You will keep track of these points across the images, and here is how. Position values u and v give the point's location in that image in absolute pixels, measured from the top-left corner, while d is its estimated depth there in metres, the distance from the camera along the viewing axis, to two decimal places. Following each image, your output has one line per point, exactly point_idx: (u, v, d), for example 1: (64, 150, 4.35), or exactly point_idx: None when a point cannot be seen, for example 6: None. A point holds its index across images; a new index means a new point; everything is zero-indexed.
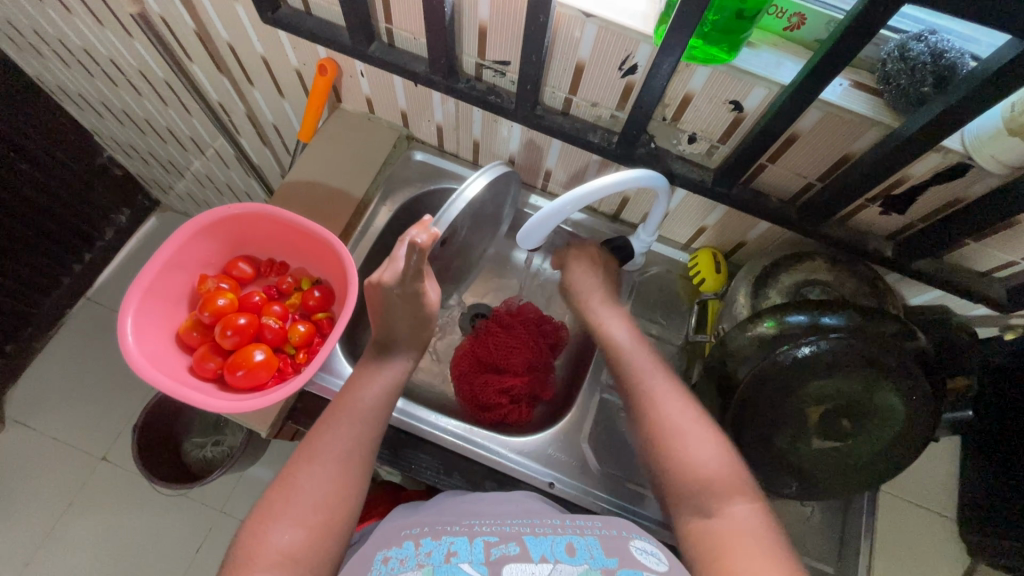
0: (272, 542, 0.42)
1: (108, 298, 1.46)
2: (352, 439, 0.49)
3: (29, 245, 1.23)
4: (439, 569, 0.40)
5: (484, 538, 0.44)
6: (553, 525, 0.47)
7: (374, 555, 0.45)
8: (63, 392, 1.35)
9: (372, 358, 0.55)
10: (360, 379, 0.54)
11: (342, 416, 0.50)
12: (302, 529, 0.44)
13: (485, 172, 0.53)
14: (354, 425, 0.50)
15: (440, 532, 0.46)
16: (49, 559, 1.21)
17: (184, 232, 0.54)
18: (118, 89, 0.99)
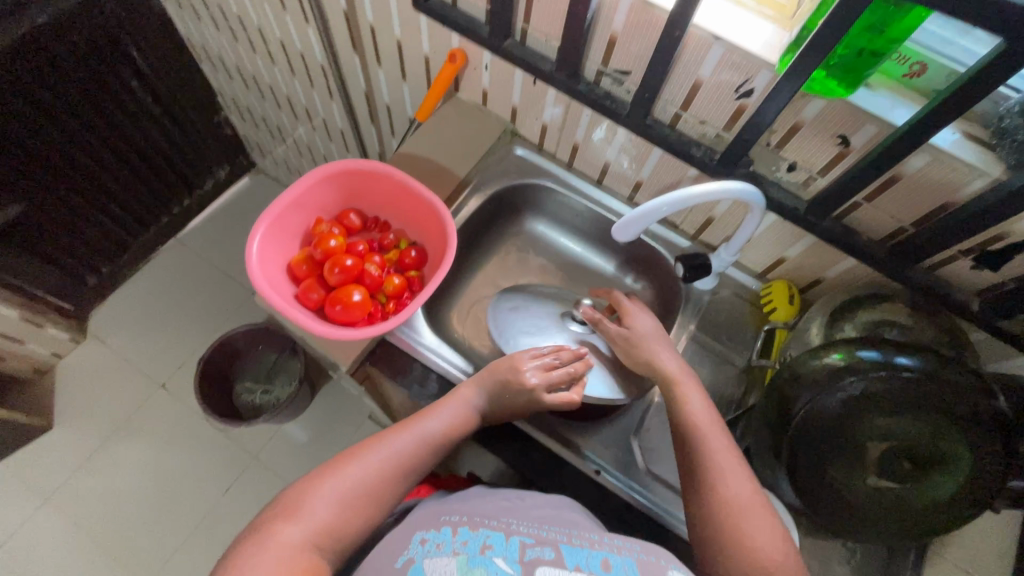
0: (313, 510, 0.46)
1: (195, 242, 1.58)
2: (413, 452, 0.54)
3: (143, 180, 1.36)
4: (473, 558, 0.42)
5: (519, 537, 0.46)
6: (589, 539, 0.48)
7: (412, 534, 0.47)
8: (141, 318, 1.47)
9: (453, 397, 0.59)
10: (433, 407, 0.58)
11: (410, 430, 0.55)
12: (341, 508, 0.48)
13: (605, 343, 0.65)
14: (416, 445, 0.54)
15: (478, 524, 0.49)
16: (98, 466, 1.30)
17: (313, 176, 0.61)
18: (254, 55, 1.10)
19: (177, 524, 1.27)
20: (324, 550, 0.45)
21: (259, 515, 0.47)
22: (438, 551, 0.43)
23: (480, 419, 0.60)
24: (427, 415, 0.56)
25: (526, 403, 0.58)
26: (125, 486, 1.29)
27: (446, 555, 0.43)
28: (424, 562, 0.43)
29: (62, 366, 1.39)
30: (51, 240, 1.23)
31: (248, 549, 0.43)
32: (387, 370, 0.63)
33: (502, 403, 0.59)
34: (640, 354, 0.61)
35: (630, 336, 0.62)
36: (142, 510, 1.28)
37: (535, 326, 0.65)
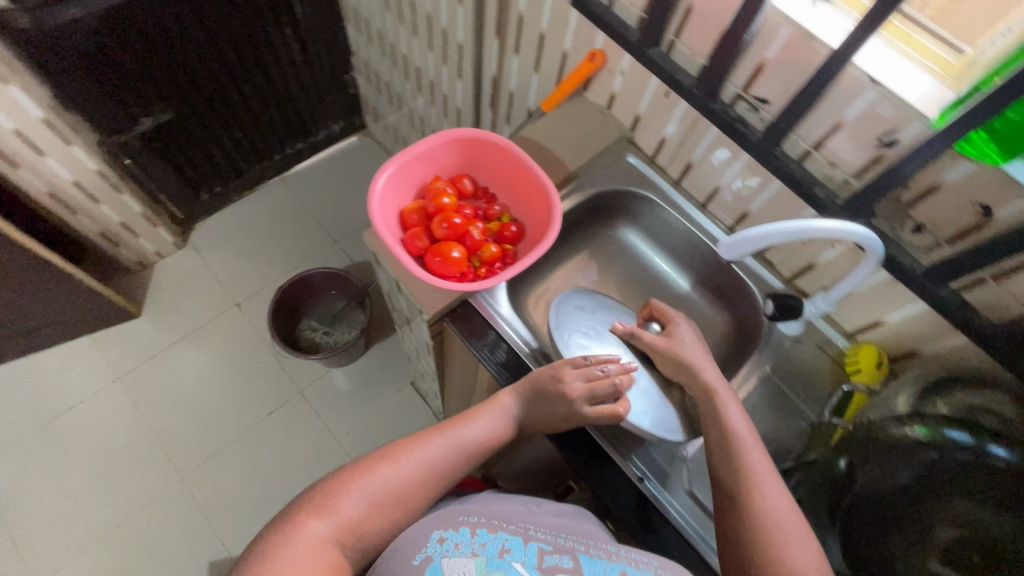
0: (341, 506, 0.49)
1: (296, 184, 1.69)
2: (444, 459, 0.57)
3: (269, 117, 1.48)
4: (492, 564, 0.45)
5: (538, 543, 0.48)
6: (607, 550, 0.50)
7: (430, 530, 0.49)
8: (234, 241, 1.60)
9: (490, 408, 0.62)
10: (472, 416, 0.61)
11: (445, 438, 0.58)
12: (370, 508, 0.51)
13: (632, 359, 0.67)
14: (448, 453, 0.57)
15: (496, 526, 0.50)
16: (167, 362, 1.42)
17: (444, 135, 0.66)
18: (398, 24, 1.18)
19: (220, 433, 1.36)
20: (347, 545, 0.48)
21: (295, 501, 0.51)
22: (456, 555, 0.46)
23: (513, 433, 0.62)
24: (464, 424, 0.59)
25: (566, 414, 0.59)
26: (185, 387, 1.40)
27: (463, 557, 0.46)
28: (442, 562, 0.45)
29: (160, 266, 1.53)
30: (182, 151, 1.37)
31: (280, 536, 0.46)
32: (462, 330, 0.66)
33: (539, 417, 0.61)
34: (680, 362, 0.62)
35: (672, 345, 0.64)
36: (195, 411, 1.38)
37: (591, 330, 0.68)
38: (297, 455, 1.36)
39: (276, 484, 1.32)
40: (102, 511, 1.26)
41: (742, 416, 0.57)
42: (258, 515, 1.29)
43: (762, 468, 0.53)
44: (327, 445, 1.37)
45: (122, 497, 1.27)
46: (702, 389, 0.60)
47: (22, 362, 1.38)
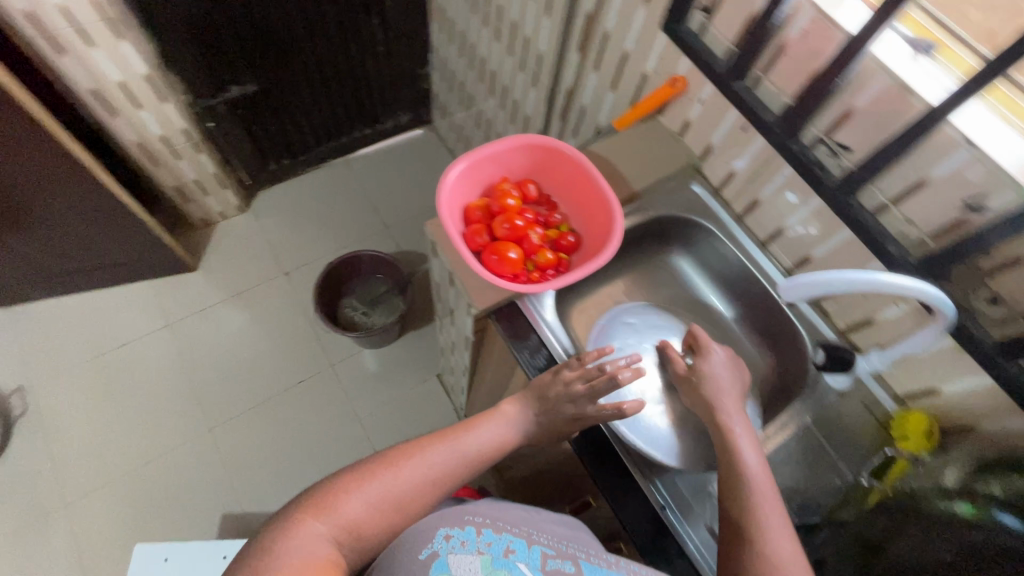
0: (344, 507, 0.49)
1: (357, 167, 1.75)
2: (450, 466, 0.57)
3: (344, 100, 1.54)
4: (498, 563, 0.47)
5: (541, 547, 0.50)
6: (606, 560, 0.52)
7: (436, 526, 0.48)
8: (292, 212, 1.66)
9: (496, 419, 0.63)
10: (478, 426, 0.62)
11: (451, 445, 0.58)
12: (373, 510, 0.51)
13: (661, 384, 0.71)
14: (453, 460, 0.57)
15: (499, 528, 0.51)
16: (214, 318, 1.49)
17: (519, 139, 0.67)
18: (482, 27, 1.22)
19: (252, 393, 1.41)
20: (347, 546, 0.48)
21: (297, 498, 0.50)
22: (463, 552, 0.46)
23: (516, 445, 0.63)
24: (470, 432, 0.60)
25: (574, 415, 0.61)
26: (226, 343, 1.47)
27: (470, 554, 0.46)
28: (447, 559, 0.45)
29: (220, 226, 1.60)
30: (260, 121, 1.44)
31: (283, 532, 0.45)
32: (506, 329, 0.67)
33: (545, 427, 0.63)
34: (703, 395, 0.63)
35: (698, 376, 0.64)
36: (231, 369, 1.44)
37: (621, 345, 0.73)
38: (319, 426, 1.40)
39: (296, 451, 1.36)
40: (133, 447, 1.32)
41: (758, 458, 0.56)
42: (275, 477, 1.33)
43: (770, 514, 0.51)
44: (349, 422, 1.41)
45: (152, 437, 1.34)
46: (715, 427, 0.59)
47: (85, 297, 1.47)
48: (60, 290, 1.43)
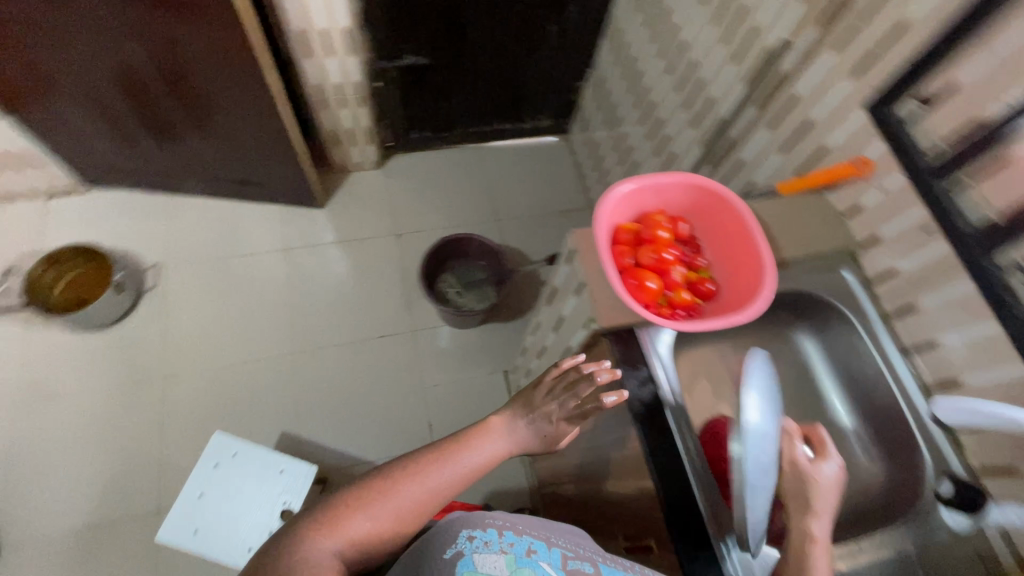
0: (346, 526, 0.60)
1: (487, 156, 1.82)
2: (447, 481, 0.66)
3: (499, 93, 1.62)
4: (520, 562, 0.58)
5: (560, 550, 0.62)
6: (620, 566, 0.64)
7: (462, 527, 0.59)
8: (418, 181, 1.75)
9: (493, 432, 0.70)
10: (476, 438, 0.70)
11: (448, 462, 0.67)
12: (372, 527, 0.61)
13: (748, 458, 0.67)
14: (450, 476, 0.66)
15: (518, 530, 0.62)
16: (326, 256, 1.61)
17: (689, 177, 0.68)
18: (655, 58, 1.23)
19: (337, 334, 1.51)
20: (351, 554, 0.60)
21: (309, 512, 0.62)
22: (487, 553, 0.57)
23: (512, 454, 0.71)
24: (466, 451, 0.68)
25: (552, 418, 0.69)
26: (328, 282, 1.57)
27: (493, 553, 0.58)
28: (471, 557, 0.57)
29: (353, 175, 1.72)
30: (421, 92, 1.54)
31: (295, 546, 0.57)
32: (619, 352, 0.68)
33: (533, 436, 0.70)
34: (799, 497, 0.61)
35: (804, 475, 0.62)
36: (326, 306, 1.54)
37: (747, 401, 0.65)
38: (386, 384, 1.47)
39: (359, 400, 1.44)
40: (226, 347, 1.45)
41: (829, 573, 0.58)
42: (335, 417, 1.41)
43: None
44: (413, 389, 1.47)
45: (245, 344, 1.46)
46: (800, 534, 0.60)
47: (226, 204, 1.63)
48: (209, 192, 1.60)
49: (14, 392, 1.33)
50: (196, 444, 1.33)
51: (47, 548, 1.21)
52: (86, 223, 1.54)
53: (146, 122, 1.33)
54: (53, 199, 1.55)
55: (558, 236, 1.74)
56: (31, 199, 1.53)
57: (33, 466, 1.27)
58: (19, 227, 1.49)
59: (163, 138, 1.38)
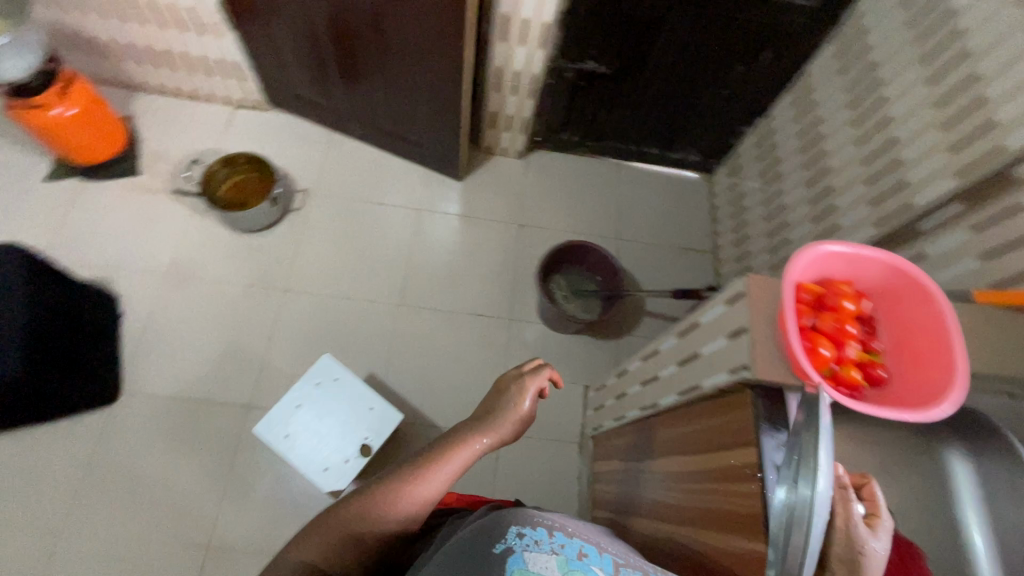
0: (323, 553, 0.66)
1: (625, 175, 1.82)
2: (424, 494, 0.71)
3: (662, 118, 1.61)
4: (572, 564, 0.58)
5: (611, 557, 0.61)
6: None
7: (513, 522, 0.60)
8: (553, 180, 1.79)
9: (463, 435, 0.77)
10: (446, 445, 0.76)
11: (420, 476, 0.71)
12: (349, 552, 0.67)
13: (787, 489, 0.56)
14: (425, 488, 0.71)
15: (567, 530, 0.61)
16: (451, 225, 1.68)
17: (895, 258, 0.65)
18: (848, 126, 1.19)
19: (441, 300, 1.57)
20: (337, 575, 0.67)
21: (291, 542, 0.68)
22: (540, 552, 0.57)
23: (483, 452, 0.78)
24: (439, 463, 0.73)
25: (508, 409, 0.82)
26: (446, 250, 1.64)
27: (545, 554, 0.58)
28: (522, 555, 0.57)
29: (495, 158, 1.79)
30: (589, 99, 1.57)
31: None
32: (765, 414, 0.66)
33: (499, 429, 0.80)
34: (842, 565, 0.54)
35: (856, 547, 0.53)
36: (439, 271, 1.61)
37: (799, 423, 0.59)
38: (472, 360, 1.51)
39: (444, 367, 1.49)
40: (343, 282, 1.55)
41: None
42: (419, 376, 1.48)
43: None
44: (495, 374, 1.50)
45: (360, 283, 1.56)
46: None
47: (378, 154, 1.74)
48: (368, 139, 1.72)
49: (166, 266, 1.49)
50: (296, 360, 1.44)
51: (154, 407, 1.35)
52: (257, 137, 1.69)
53: (343, 63, 1.45)
54: (239, 110, 1.72)
55: (673, 272, 1.71)
56: (223, 105, 1.72)
57: (162, 333, 1.42)
58: (208, 126, 1.68)
59: (351, 81, 1.50)
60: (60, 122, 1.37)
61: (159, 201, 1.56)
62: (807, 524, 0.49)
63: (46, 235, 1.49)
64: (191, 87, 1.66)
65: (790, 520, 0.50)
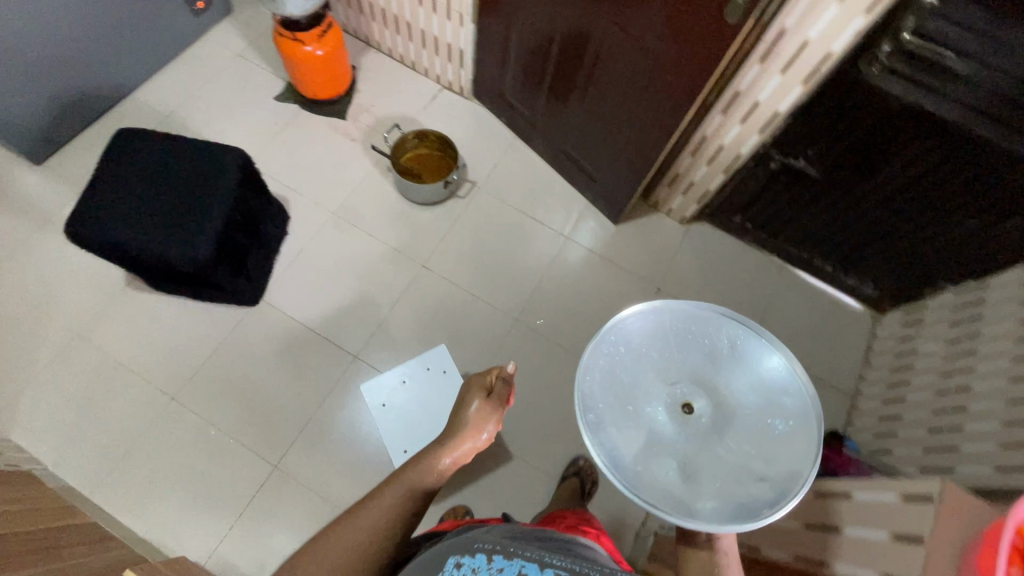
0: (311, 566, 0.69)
1: (784, 281, 1.70)
2: (400, 501, 0.77)
3: (853, 241, 1.48)
4: None
5: (552, 570, 0.55)
6: None
7: (453, 558, 0.61)
8: (708, 258, 1.71)
9: (432, 449, 0.88)
10: (416, 462, 0.85)
11: (392, 487, 0.79)
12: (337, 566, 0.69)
13: (718, 385, 0.93)
14: (399, 492, 0.78)
15: (509, 553, 0.59)
16: (592, 264, 1.66)
17: None
18: None
19: (555, 331, 1.56)
20: None
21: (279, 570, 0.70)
22: None
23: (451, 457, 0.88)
24: (408, 470, 0.82)
25: (466, 419, 0.95)
26: (578, 285, 1.63)
27: None
28: None
29: (658, 216, 1.75)
30: (781, 196, 1.48)
31: None
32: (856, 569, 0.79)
33: (460, 437, 0.92)
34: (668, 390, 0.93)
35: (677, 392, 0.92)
36: (564, 304, 1.60)
37: (773, 389, 0.90)
38: (562, 402, 1.49)
39: (534, 398, 1.48)
40: (474, 278, 1.60)
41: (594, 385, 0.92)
42: None
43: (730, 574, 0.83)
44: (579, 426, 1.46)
45: (488, 285, 1.59)
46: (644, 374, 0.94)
47: (550, 172, 1.77)
48: (546, 156, 1.76)
49: (336, 206, 1.63)
50: (407, 332, 1.51)
51: (280, 322, 1.48)
52: (450, 119, 1.80)
53: (557, 81, 1.50)
54: (444, 90, 1.84)
55: None
56: (433, 82, 1.84)
57: (311, 262, 1.55)
58: (414, 96, 1.82)
59: (557, 99, 1.55)
60: (309, 59, 1.56)
61: (351, 147, 1.71)
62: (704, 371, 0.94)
63: (256, 144, 1.68)
64: (414, 59, 1.81)
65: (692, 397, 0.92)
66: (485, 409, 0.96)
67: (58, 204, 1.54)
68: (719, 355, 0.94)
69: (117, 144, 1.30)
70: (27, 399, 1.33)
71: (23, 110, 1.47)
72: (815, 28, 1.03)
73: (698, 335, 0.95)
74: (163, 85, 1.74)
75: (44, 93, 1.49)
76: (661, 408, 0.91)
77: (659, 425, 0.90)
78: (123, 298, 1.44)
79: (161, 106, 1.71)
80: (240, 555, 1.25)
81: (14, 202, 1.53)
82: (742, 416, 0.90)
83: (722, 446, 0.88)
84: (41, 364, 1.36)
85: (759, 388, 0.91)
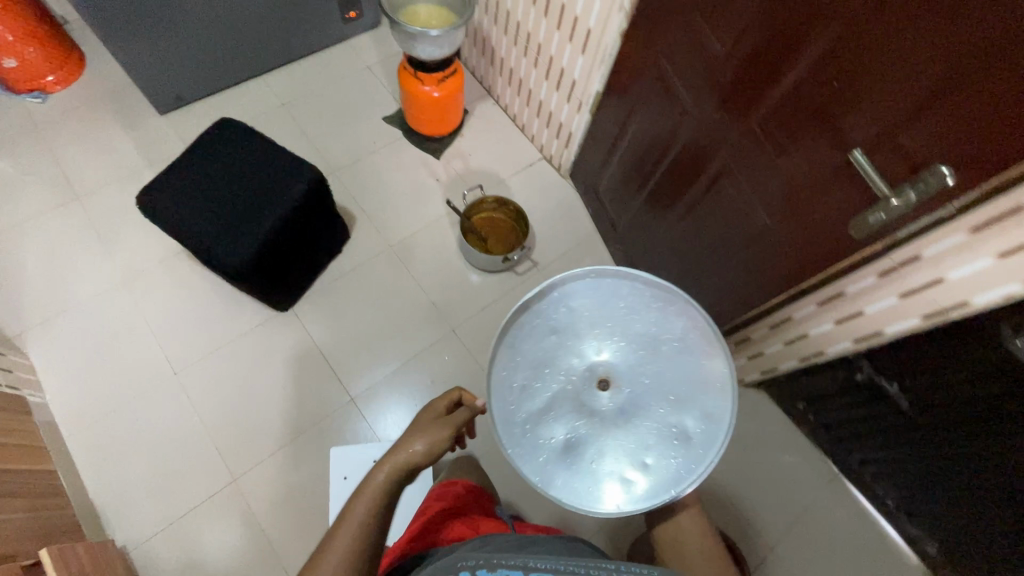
0: None
1: (832, 492, 1.46)
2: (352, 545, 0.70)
3: (930, 493, 1.23)
4: None
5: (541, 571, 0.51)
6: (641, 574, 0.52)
7: None
8: (753, 434, 1.51)
9: (382, 466, 0.77)
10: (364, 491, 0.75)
11: (340, 532, 0.71)
12: None
13: (649, 361, 0.83)
14: (348, 534, 0.71)
15: (492, 566, 0.52)
16: None
17: None
18: None
19: None
20: None
21: None
22: None
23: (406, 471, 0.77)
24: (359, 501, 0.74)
25: (422, 426, 0.82)
26: None
27: None
28: None
29: None
30: (860, 409, 1.27)
31: None
32: None
33: (413, 443, 0.79)
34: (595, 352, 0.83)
35: (602, 358, 0.82)
36: None
37: (704, 388, 0.81)
38: None
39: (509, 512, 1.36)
40: None
41: (523, 332, 0.83)
42: None
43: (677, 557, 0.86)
44: None
45: None
46: (581, 332, 0.84)
47: None
48: (619, 261, 1.65)
49: (396, 240, 1.62)
50: (410, 391, 1.44)
51: (299, 337, 1.47)
52: (538, 190, 1.74)
53: (653, 199, 1.40)
54: (543, 161, 1.79)
55: None
56: (536, 149, 1.80)
57: (351, 287, 1.55)
58: (512, 156, 1.78)
59: (648, 214, 1.44)
60: (426, 98, 1.58)
61: (433, 188, 1.70)
62: (643, 343, 0.84)
63: (348, 156, 1.72)
64: (525, 123, 1.78)
65: (619, 364, 0.82)
66: (446, 421, 0.82)
67: (159, 156, 1.65)
68: (665, 332, 0.84)
69: (217, 132, 1.36)
70: (57, 325, 1.41)
71: (163, 67, 1.59)
72: (956, 266, 0.84)
73: (654, 307, 0.85)
74: (292, 76, 1.83)
75: (186, 58, 1.61)
76: (582, 364, 0.82)
77: (574, 386, 0.81)
78: (173, 262, 1.50)
79: (282, 95, 1.79)
80: (165, 552, 1.23)
81: (126, 142, 1.65)
82: (661, 401, 0.81)
83: (628, 424, 0.80)
84: (82, 298, 1.44)
85: (692, 381, 0.82)
